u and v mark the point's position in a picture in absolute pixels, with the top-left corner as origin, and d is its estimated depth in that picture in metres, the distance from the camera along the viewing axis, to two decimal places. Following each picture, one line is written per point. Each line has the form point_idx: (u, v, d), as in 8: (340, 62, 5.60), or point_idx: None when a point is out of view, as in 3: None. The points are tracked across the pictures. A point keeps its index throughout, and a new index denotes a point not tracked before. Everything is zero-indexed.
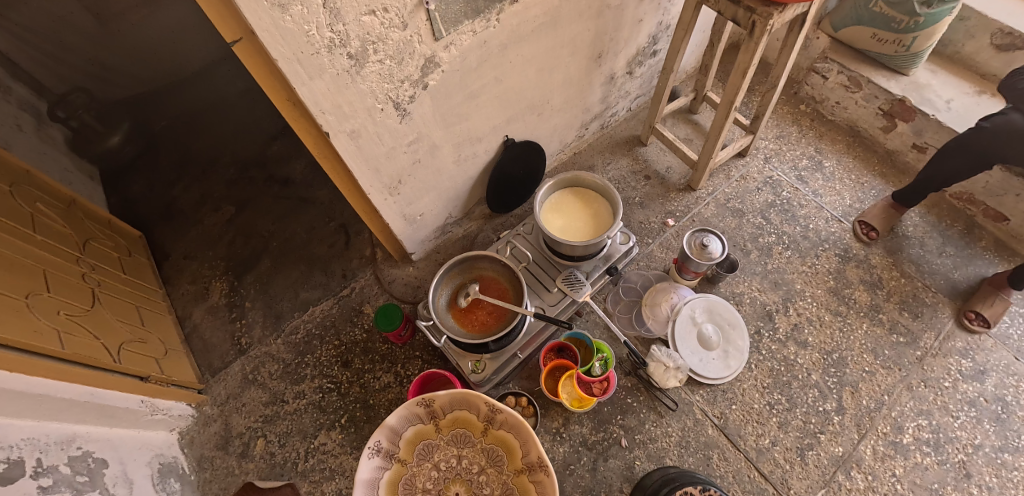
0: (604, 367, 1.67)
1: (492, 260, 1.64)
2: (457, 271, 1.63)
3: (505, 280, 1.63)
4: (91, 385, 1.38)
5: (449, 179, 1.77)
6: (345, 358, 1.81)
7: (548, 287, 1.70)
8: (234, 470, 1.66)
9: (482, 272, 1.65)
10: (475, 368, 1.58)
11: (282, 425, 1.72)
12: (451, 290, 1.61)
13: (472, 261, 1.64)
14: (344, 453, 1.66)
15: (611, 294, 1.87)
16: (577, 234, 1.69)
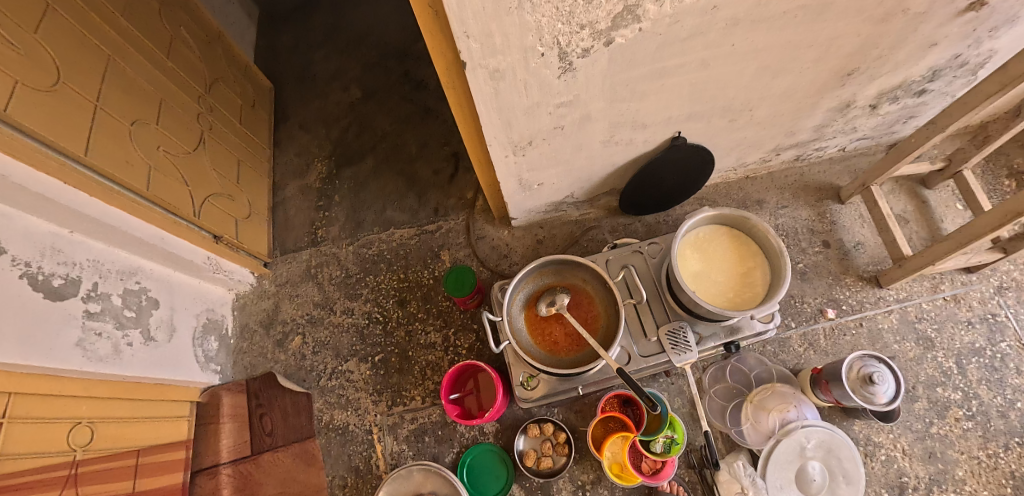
0: (667, 447, 1.36)
1: (595, 275, 1.32)
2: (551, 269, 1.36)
3: (600, 305, 1.31)
4: (165, 231, 1.41)
5: (587, 158, 1.44)
6: (402, 296, 1.67)
7: (646, 333, 1.37)
8: (267, 352, 1.69)
9: (578, 283, 1.35)
10: (524, 383, 1.36)
11: (322, 333, 1.67)
12: (534, 289, 1.35)
13: (572, 266, 1.34)
14: (364, 389, 1.57)
15: (715, 366, 1.52)
16: (714, 292, 1.29)
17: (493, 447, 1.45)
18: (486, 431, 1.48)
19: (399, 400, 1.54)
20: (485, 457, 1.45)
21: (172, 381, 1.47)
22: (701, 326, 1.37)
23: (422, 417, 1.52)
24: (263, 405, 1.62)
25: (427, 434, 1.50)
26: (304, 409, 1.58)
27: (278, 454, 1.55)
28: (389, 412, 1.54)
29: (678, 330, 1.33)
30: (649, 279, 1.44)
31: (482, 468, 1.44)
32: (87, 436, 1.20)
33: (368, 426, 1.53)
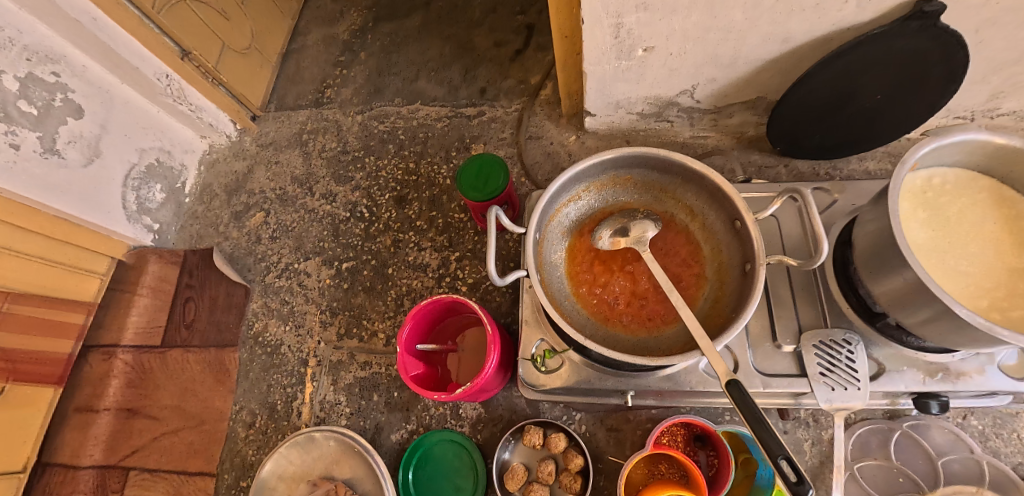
0: None
1: (716, 201, 0.72)
2: (635, 178, 0.78)
3: (708, 259, 0.74)
4: (99, 10, 0.98)
5: (744, 15, 0.75)
6: (403, 192, 1.16)
7: (778, 336, 0.78)
8: (218, 225, 1.26)
9: (679, 215, 0.77)
10: (536, 361, 0.79)
11: (288, 216, 1.21)
12: (599, 207, 0.79)
13: (675, 178, 0.75)
14: (314, 304, 1.10)
15: (866, 427, 0.87)
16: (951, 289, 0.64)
17: (463, 441, 0.92)
18: (462, 413, 0.95)
19: (355, 332, 1.05)
20: (447, 452, 0.93)
21: (81, 221, 1.09)
22: (885, 350, 0.75)
23: (378, 364, 1.02)
24: (193, 287, 1.20)
25: (378, 391, 1.00)
26: (236, 307, 1.14)
27: (188, 355, 1.13)
28: (338, 344, 1.05)
29: (840, 348, 0.75)
30: (801, 251, 0.82)
31: (439, 466, 0.92)
32: None
33: (305, 355, 1.06)
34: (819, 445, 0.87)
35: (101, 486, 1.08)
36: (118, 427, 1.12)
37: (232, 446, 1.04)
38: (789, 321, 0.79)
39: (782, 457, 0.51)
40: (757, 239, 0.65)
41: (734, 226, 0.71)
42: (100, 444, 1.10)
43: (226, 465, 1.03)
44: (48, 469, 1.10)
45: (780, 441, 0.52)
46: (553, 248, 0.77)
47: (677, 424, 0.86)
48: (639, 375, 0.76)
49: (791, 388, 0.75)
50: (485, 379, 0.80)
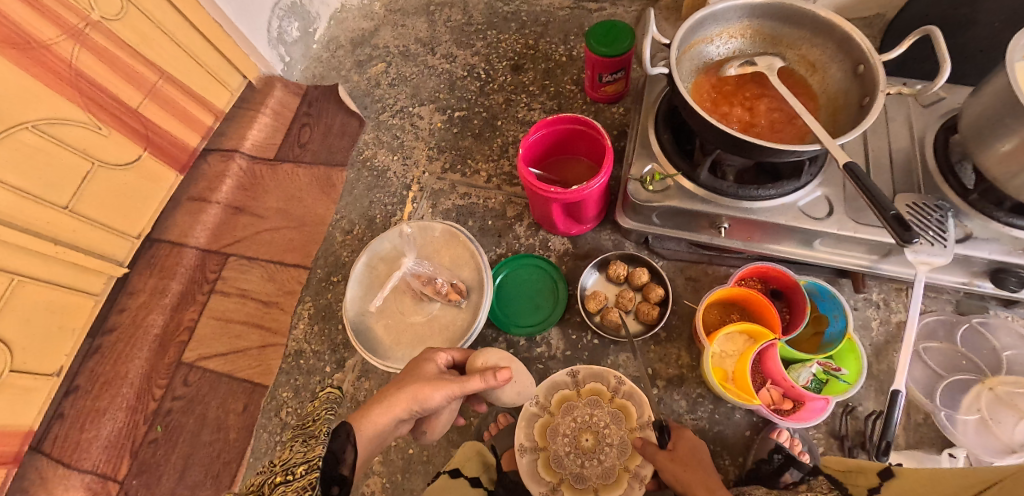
0: (814, 383, 0.87)
1: (842, 50, 0.78)
2: (766, 29, 0.84)
3: (820, 108, 0.84)
4: None
5: None
6: (520, 62, 1.26)
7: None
8: (341, 69, 1.37)
9: (800, 69, 0.85)
10: (645, 182, 0.86)
11: (408, 69, 1.31)
12: (728, 50, 0.87)
13: (805, 31, 0.82)
14: (424, 141, 1.20)
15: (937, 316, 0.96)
16: None
17: (548, 269, 0.99)
18: (550, 245, 1.03)
19: (460, 167, 1.14)
20: (530, 275, 1.00)
21: (232, 28, 1.19)
22: (976, 222, 0.79)
23: (477, 196, 1.10)
24: (310, 116, 1.31)
25: (474, 218, 1.08)
26: (350, 135, 1.25)
27: (298, 169, 1.24)
28: (441, 175, 1.14)
29: (932, 212, 0.80)
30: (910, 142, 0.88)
31: (521, 286, 1.00)
32: (114, 10, 0.99)
33: (408, 181, 1.16)
34: (887, 325, 0.96)
35: (201, 265, 1.19)
36: (224, 220, 1.22)
37: (328, 247, 1.13)
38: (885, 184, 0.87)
39: (891, 214, 0.61)
40: (880, 72, 0.71)
41: (855, 73, 0.77)
42: (207, 230, 1.21)
43: (320, 262, 1.12)
44: (157, 244, 1.21)
45: (891, 202, 0.62)
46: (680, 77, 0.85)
47: (754, 276, 0.93)
48: (738, 203, 0.84)
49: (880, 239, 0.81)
50: (591, 197, 0.88)
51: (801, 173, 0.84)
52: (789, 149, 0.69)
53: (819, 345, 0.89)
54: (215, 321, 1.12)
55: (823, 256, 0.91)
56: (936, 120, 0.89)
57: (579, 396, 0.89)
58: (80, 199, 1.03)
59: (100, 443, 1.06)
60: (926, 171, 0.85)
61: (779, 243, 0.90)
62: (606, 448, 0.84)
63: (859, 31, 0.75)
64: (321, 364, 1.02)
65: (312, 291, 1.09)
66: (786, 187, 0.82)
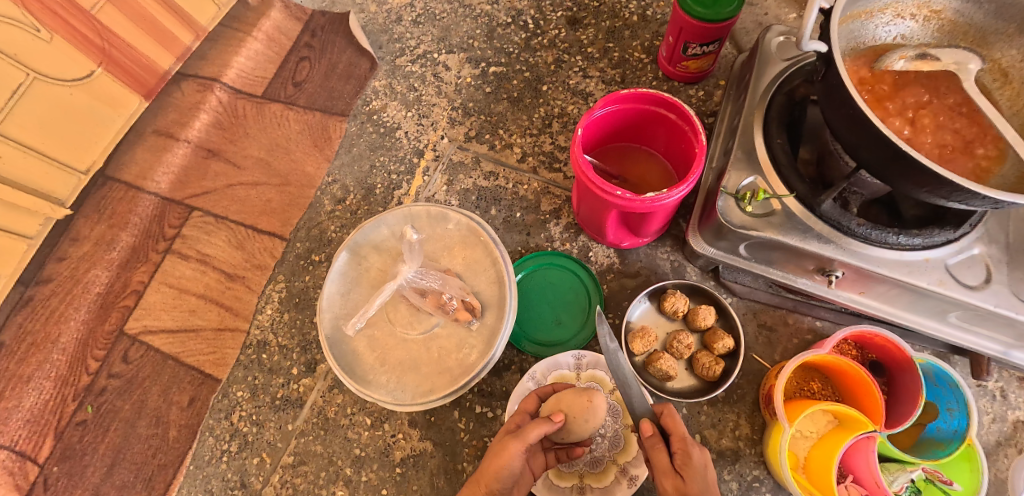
0: (908, 490, 0.67)
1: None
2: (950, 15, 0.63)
3: None
4: None
5: None
6: (579, 14, 1.00)
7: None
8: None
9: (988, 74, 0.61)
10: (744, 199, 0.63)
11: (439, 4, 1.06)
12: (893, 29, 0.63)
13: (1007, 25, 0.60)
14: (447, 99, 0.96)
15: None
16: None
17: (577, 270, 0.79)
18: (591, 256, 0.80)
19: (488, 139, 0.91)
20: (558, 279, 0.79)
21: None
22: None
23: (505, 178, 0.87)
24: (312, 48, 1.07)
25: (497, 206, 0.85)
26: (358, 79, 1.01)
27: (289, 113, 1.01)
28: (463, 145, 0.91)
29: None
30: None
31: (546, 290, 0.79)
32: None
33: (422, 146, 0.93)
34: (1002, 423, 0.75)
35: (160, 216, 0.97)
36: (193, 163, 1.00)
37: (312, 216, 0.91)
38: None
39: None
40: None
41: None
42: (170, 173, 0.99)
43: (301, 234, 0.91)
44: (108, 183, 0.94)
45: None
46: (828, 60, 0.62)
47: (851, 340, 0.72)
48: (866, 247, 0.62)
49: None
50: (662, 210, 0.65)
51: (959, 222, 0.62)
52: (999, 196, 0.47)
53: (919, 441, 0.69)
54: (168, 289, 0.92)
55: (947, 330, 0.70)
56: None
57: (576, 380, 0.72)
58: (9, 113, 0.79)
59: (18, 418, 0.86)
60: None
61: (896, 305, 0.69)
62: (598, 439, 0.70)
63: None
64: (287, 363, 0.83)
65: (287, 270, 0.89)
66: (937, 239, 0.61)
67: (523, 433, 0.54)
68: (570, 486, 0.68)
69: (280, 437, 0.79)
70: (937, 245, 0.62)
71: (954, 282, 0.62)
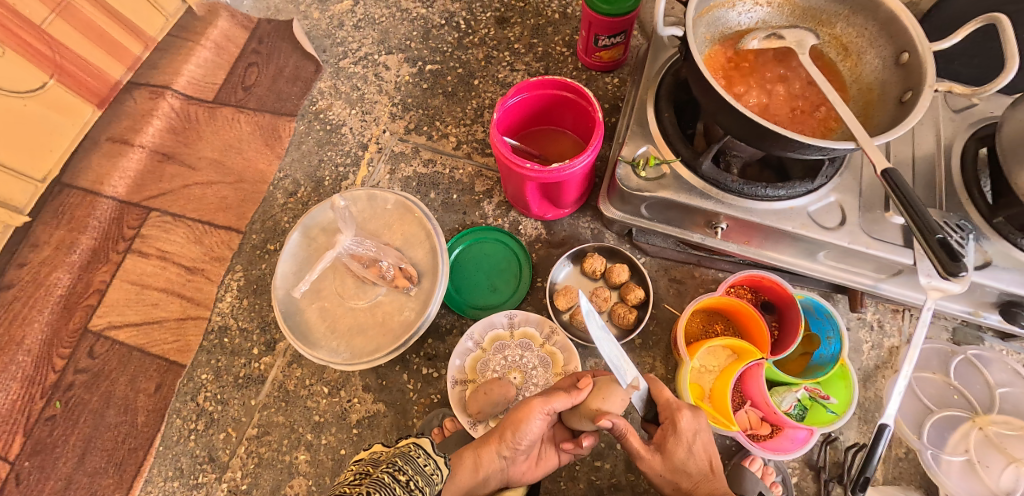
0: (797, 409, 0.76)
1: (884, 34, 0.65)
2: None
3: (848, 97, 0.71)
4: None
5: None
6: (507, 14, 1.09)
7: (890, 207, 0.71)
8: (300, 2, 1.18)
9: (830, 50, 0.72)
10: (637, 165, 0.73)
11: (378, 9, 1.14)
12: (752, 15, 0.73)
13: (844, 7, 0.68)
14: (388, 96, 1.04)
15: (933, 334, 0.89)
16: None
17: (507, 240, 0.88)
18: (521, 229, 0.90)
19: (427, 130, 1.00)
20: (493, 250, 0.88)
21: None
22: (996, 247, 0.70)
23: (443, 165, 0.96)
24: (259, 55, 1.13)
25: (436, 190, 0.94)
26: (304, 82, 1.09)
27: (240, 115, 1.07)
28: (404, 137, 1.00)
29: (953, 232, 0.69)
30: (928, 162, 0.77)
31: (482, 261, 0.88)
32: None
33: (366, 141, 1.01)
34: (879, 349, 0.86)
35: (118, 218, 1.02)
36: (149, 167, 1.06)
37: (266, 209, 0.98)
38: None
39: (938, 239, 0.51)
40: (924, 62, 0.59)
41: (896, 62, 0.64)
42: (126, 178, 1.04)
43: (257, 226, 0.97)
44: (65, 190, 0.99)
45: (937, 224, 0.52)
46: (699, 41, 0.71)
47: (746, 285, 0.82)
48: (742, 200, 0.71)
49: (894, 257, 0.69)
50: (572, 180, 0.75)
51: (816, 174, 0.71)
52: (819, 144, 0.56)
53: (807, 367, 0.79)
54: (130, 286, 0.97)
55: (823, 271, 0.79)
56: (966, 129, 0.77)
57: (511, 337, 0.80)
58: None
59: None
60: (949, 188, 0.74)
61: (778, 251, 0.78)
62: (533, 388, 0.78)
63: (908, 11, 0.62)
64: (248, 344, 0.89)
65: (244, 260, 0.95)
66: (799, 190, 0.70)
67: (548, 395, 0.63)
68: None
69: (244, 412, 0.86)
70: (801, 195, 0.71)
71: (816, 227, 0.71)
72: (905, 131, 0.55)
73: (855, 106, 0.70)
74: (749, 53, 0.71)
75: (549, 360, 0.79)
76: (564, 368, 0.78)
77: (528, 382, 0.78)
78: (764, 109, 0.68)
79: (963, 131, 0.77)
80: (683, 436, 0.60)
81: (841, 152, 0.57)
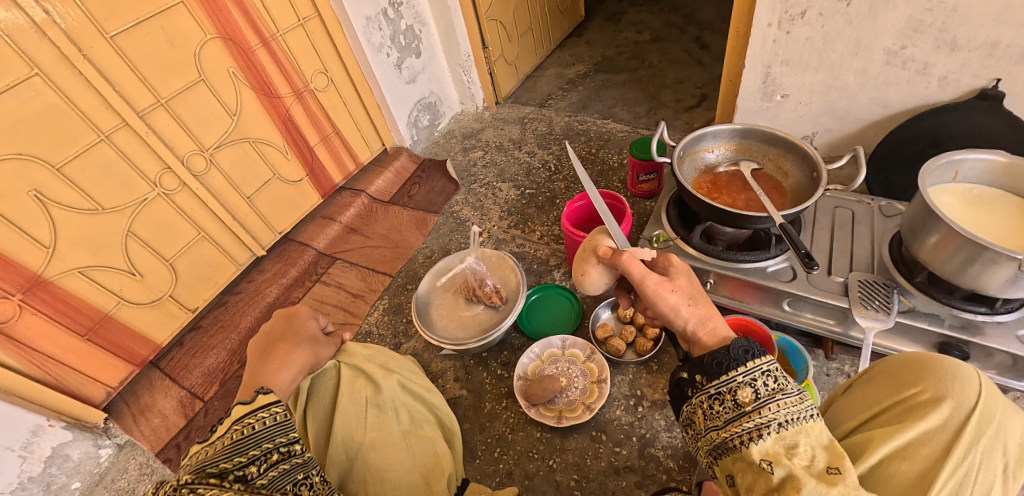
0: None
1: (803, 162, 1.03)
2: (752, 145, 1.11)
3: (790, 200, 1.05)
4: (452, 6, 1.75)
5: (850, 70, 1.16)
6: (582, 163, 1.67)
7: (833, 271, 1.01)
8: (451, 151, 1.87)
9: (776, 172, 1.08)
10: (651, 240, 1.12)
11: (500, 156, 1.78)
12: (722, 153, 1.13)
13: (779, 148, 1.08)
14: (499, 205, 1.59)
15: None
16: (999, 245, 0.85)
17: (564, 291, 1.28)
18: (578, 288, 1.30)
19: (521, 226, 1.51)
20: (556, 299, 1.27)
21: (386, 110, 1.78)
22: (918, 298, 0.93)
23: (529, 247, 1.44)
24: (421, 177, 1.79)
25: (523, 262, 1.40)
26: (446, 194, 1.69)
27: (403, 210, 1.68)
28: (506, 229, 1.51)
29: (881, 287, 0.95)
30: (866, 251, 1.03)
31: (547, 306, 1.26)
32: (323, 84, 1.60)
33: (481, 229, 1.53)
34: None
35: (316, 262, 1.60)
36: (340, 235, 1.66)
37: (410, 265, 1.49)
38: (844, 263, 1.01)
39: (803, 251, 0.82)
40: (825, 175, 0.95)
41: (813, 178, 1.00)
42: (327, 239, 1.65)
43: (402, 274, 1.47)
44: None
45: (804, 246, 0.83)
46: (687, 171, 1.12)
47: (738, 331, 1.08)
48: (722, 260, 1.05)
49: (832, 300, 0.96)
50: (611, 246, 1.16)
51: (772, 245, 1.03)
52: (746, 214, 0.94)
53: None
54: (313, 301, 1.48)
55: (799, 319, 1.03)
56: (894, 227, 1.05)
57: (562, 354, 1.14)
58: (256, 196, 1.54)
59: (201, 369, 1.41)
60: (881, 260, 1.01)
61: (759, 305, 1.06)
62: (573, 389, 1.08)
63: (814, 149, 1.00)
64: (382, 344, 1.31)
65: (390, 293, 1.43)
66: (761, 255, 1.02)
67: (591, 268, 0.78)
68: (552, 414, 1.05)
69: None
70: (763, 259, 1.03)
71: (776, 279, 1.01)
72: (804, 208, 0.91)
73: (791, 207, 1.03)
74: (720, 177, 1.11)
75: (588, 372, 1.10)
76: (597, 378, 1.08)
77: (571, 384, 1.09)
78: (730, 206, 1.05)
79: (892, 228, 1.05)
80: (678, 265, 0.68)
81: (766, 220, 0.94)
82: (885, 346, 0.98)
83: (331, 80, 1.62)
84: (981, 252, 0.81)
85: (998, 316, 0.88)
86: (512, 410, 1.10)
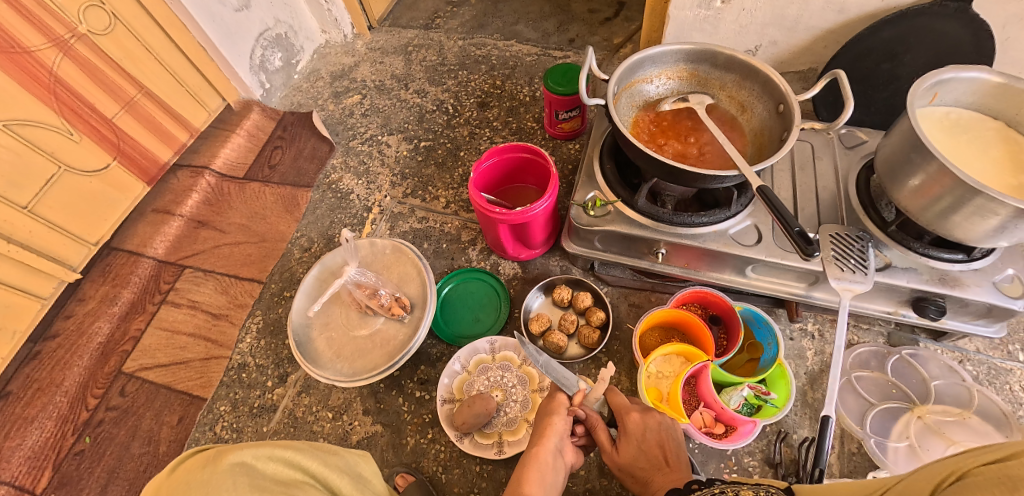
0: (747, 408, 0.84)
1: (765, 92, 0.83)
2: (701, 71, 0.88)
3: (748, 139, 0.86)
4: None
5: None
6: (486, 100, 1.35)
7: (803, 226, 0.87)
8: (319, 98, 1.45)
9: (731, 106, 0.88)
10: (586, 206, 0.88)
11: (383, 100, 1.40)
12: (665, 82, 0.90)
13: (734, 75, 0.86)
14: (389, 168, 1.26)
15: (872, 334, 1.00)
16: (996, 187, 0.72)
17: (488, 278, 1.03)
18: (500, 269, 1.06)
19: (420, 193, 1.20)
20: (476, 288, 1.03)
21: (215, 53, 1.29)
22: (894, 251, 0.82)
23: (434, 221, 1.15)
24: (284, 139, 1.39)
25: (429, 241, 1.12)
26: (319, 159, 1.31)
27: (266, 189, 1.29)
28: (401, 200, 1.19)
29: (854, 242, 0.82)
30: (831, 198, 0.90)
31: (467, 297, 1.02)
32: (103, 25, 1.07)
33: (370, 204, 1.20)
34: (821, 355, 0.95)
35: (156, 275, 1.21)
36: (185, 232, 1.27)
37: (284, 263, 1.16)
38: (811, 216, 0.88)
39: (796, 230, 0.65)
40: (796, 109, 0.75)
41: (777, 111, 0.81)
42: (167, 242, 1.25)
43: (275, 277, 1.14)
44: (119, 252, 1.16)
45: (796, 220, 0.66)
46: (625, 109, 0.88)
47: (695, 301, 0.94)
48: (674, 227, 0.85)
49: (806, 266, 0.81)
50: (537, 220, 0.91)
51: (732, 202, 0.84)
52: (710, 173, 0.72)
53: (753, 371, 0.88)
54: (162, 332, 1.14)
55: (756, 286, 0.90)
56: (858, 161, 0.93)
57: (493, 360, 0.93)
58: (39, 201, 1.06)
59: (21, 453, 1.02)
60: (849, 208, 0.88)
61: (715, 270, 0.90)
62: (512, 404, 0.88)
63: (778, 74, 0.80)
64: (263, 378, 1.02)
65: (263, 305, 1.11)
66: (718, 215, 0.83)
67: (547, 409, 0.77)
68: (491, 442, 0.85)
69: (257, 438, 0.97)
70: (722, 219, 0.84)
71: (739, 244, 0.83)
72: (778, 159, 0.70)
73: (752, 150, 0.84)
74: (665, 116, 0.88)
75: (527, 379, 0.90)
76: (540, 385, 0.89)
77: (509, 400, 0.89)
78: (680, 154, 0.84)
79: (857, 161, 0.93)
80: (640, 426, 0.73)
81: (732, 179, 0.73)
82: (857, 308, 0.92)
83: (114, 15, 1.09)
84: (968, 203, 0.67)
85: (974, 263, 0.80)
86: (441, 442, 0.90)
